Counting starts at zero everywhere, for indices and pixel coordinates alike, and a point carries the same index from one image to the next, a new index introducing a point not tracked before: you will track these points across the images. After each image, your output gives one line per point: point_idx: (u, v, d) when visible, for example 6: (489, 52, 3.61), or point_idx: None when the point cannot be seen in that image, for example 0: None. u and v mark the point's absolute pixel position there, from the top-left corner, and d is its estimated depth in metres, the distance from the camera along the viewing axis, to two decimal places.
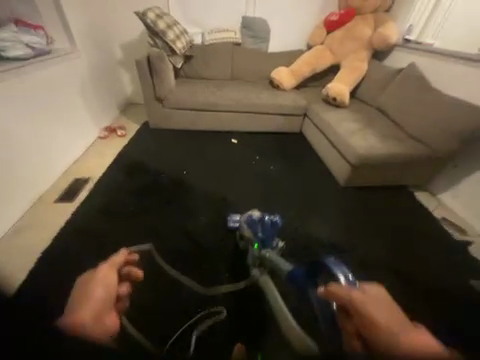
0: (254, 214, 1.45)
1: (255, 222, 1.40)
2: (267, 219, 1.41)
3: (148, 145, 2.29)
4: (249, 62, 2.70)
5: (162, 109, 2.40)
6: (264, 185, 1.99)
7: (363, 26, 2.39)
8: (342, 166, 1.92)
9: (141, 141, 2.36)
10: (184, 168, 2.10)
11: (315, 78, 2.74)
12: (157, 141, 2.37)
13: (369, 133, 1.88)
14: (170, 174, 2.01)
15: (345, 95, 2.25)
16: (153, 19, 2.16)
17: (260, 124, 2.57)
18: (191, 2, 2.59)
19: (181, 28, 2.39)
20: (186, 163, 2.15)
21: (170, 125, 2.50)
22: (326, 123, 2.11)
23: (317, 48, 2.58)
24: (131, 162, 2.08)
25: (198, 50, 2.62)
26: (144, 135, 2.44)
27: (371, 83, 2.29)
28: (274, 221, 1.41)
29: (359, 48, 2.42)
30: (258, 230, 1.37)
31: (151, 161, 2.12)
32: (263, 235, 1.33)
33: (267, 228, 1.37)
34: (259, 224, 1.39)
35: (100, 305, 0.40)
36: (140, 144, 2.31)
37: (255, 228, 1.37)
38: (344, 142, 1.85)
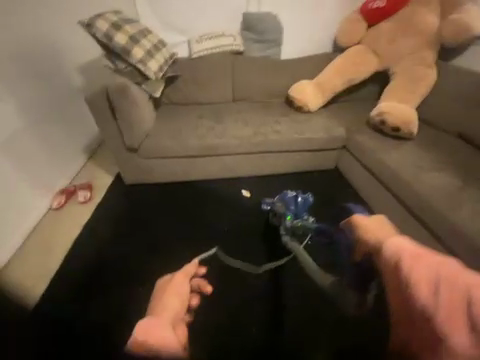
0: (289, 191, 1.25)
1: (287, 197, 1.20)
2: (301, 198, 1.20)
3: (108, 228, 1.53)
4: (255, 76, 1.91)
5: (138, 162, 1.64)
6: (289, 300, 1.18)
7: (423, 14, 1.62)
8: (438, 251, 1.14)
9: (110, 213, 1.61)
10: (165, 267, 1.34)
11: (351, 91, 1.95)
12: (127, 213, 1.61)
13: (476, 196, 1.14)
14: (132, 290, 1.26)
15: (410, 123, 1.48)
16: (108, 31, 1.43)
17: (281, 165, 1.76)
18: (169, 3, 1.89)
19: (157, 38, 1.64)
20: (167, 259, 1.38)
21: (151, 180, 1.73)
22: (391, 171, 1.34)
23: (354, 50, 1.80)
24: (77, 269, 1.34)
25: (185, 67, 1.86)
26: (117, 199, 1.69)
27: (450, 100, 1.52)
28: (307, 198, 1.21)
29: (421, 46, 1.64)
30: (292, 206, 1.19)
31: (109, 261, 1.37)
32: (296, 211, 1.17)
33: (300, 205, 1.19)
34: (293, 201, 1.20)
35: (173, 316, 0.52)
36: (109, 221, 1.56)
37: (288, 204, 1.19)
38: (434, 214, 1.12)
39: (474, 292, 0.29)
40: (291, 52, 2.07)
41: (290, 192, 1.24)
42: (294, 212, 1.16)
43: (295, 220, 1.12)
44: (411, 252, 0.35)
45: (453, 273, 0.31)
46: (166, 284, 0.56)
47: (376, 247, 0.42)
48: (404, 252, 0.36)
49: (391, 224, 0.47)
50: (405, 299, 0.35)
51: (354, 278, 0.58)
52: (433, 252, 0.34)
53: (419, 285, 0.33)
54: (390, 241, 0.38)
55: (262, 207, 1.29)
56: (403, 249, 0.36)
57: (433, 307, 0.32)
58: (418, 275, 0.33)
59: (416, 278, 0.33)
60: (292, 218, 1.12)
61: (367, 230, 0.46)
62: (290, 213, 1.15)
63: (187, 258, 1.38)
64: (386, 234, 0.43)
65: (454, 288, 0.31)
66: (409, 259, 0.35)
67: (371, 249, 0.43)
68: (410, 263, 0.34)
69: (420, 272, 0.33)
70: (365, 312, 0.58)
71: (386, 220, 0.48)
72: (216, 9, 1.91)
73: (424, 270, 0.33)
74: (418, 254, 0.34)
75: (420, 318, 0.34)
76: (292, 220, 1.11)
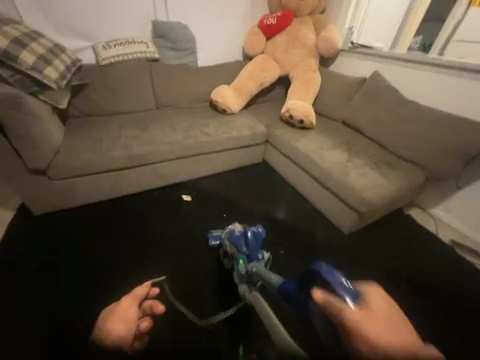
0: (235, 228, 1.15)
1: (237, 237, 1.10)
2: (250, 233, 1.10)
3: (20, 270, 1.22)
4: (176, 82, 1.94)
5: (49, 185, 1.39)
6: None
7: (305, 30, 2.04)
8: (345, 210, 1.47)
9: (17, 252, 1.29)
10: (107, 292, 1.17)
11: (264, 93, 2.26)
12: (46, 246, 1.33)
13: (359, 163, 1.53)
14: (68, 329, 1.04)
15: (311, 115, 1.84)
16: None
17: (216, 165, 1.86)
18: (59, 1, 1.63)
19: (50, 42, 1.43)
20: (109, 282, 1.22)
21: (71, 203, 1.50)
22: (304, 155, 1.64)
23: (259, 59, 2.09)
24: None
25: (93, 74, 1.69)
26: (26, 234, 1.38)
27: (332, 96, 1.99)
28: (258, 232, 1.12)
29: (307, 56, 2.07)
30: (242, 245, 1.09)
31: (27, 308, 1.09)
32: (248, 251, 1.07)
33: (252, 242, 1.10)
34: (242, 238, 1.11)
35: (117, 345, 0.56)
36: (17, 261, 1.25)
37: (239, 245, 1.09)
38: (336, 182, 1.44)
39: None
40: (206, 60, 2.24)
41: (237, 230, 1.15)
42: (247, 254, 1.05)
43: (248, 263, 1.00)
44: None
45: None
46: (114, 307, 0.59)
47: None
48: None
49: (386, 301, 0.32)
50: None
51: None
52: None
53: None
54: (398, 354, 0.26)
55: (211, 243, 1.31)
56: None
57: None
58: None
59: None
60: (245, 262, 1.01)
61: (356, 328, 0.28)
62: (243, 255, 1.05)
63: (134, 275, 1.26)
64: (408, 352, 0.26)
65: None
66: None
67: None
68: None
69: None
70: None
71: (388, 300, 0.31)
72: (120, 14, 1.80)
73: None
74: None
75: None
76: (245, 264, 1.00)
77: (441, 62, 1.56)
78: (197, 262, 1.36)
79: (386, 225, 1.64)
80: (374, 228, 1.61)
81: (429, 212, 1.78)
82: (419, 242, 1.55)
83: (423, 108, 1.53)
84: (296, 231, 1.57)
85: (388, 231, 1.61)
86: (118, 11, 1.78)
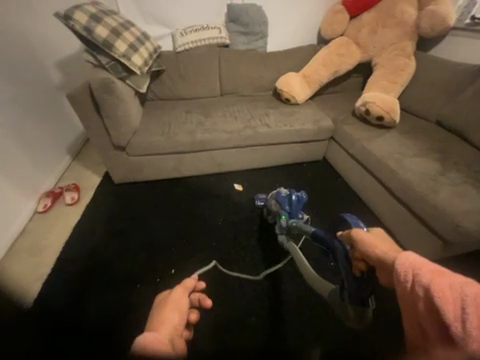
0: (282, 190, 1.33)
1: (282, 197, 1.29)
2: (294, 197, 1.28)
3: (100, 229, 1.49)
4: (243, 70, 1.90)
5: (127, 160, 1.61)
6: (285, 284, 1.26)
7: (405, 4, 1.64)
8: (422, 233, 1.20)
9: (100, 213, 1.58)
10: (161, 265, 1.33)
11: (337, 82, 1.99)
12: (118, 213, 1.57)
13: (455, 179, 1.20)
14: (130, 289, 1.24)
15: (394, 111, 1.52)
16: (87, 24, 1.34)
17: (271, 158, 1.80)
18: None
19: (139, 32, 1.57)
20: (164, 256, 1.37)
21: (141, 177, 1.71)
22: (377, 159, 1.39)
23: (337, 42, 1.83)
24: (68, 272, 1.29)
25: (169, 62, 1.81)
26: (108, 198, 1.66)
27: (429, 89, 1.59)
28: (301, 197, 1.29)
29: (401, 38, 1.69)
30: (286, 205, 1.29)
31: (102, 262, 1.34)
32: (290, 210, 1.27)
33: (295, 203, 1.29)
34: (287, 200, 1.30)
35: (172, 331, 0.47)
36: (100, 220, 1.53)
37: (283, 204, 1.29)
38: (416, 197, 1.18)
39: (471, 305, 0.26)
40: (276, 45, 2.09)
41: (283, 191, 1.33)
42: (289, 211, 1.27)
43: (289, 219, 1.23)
44: (426, 266, 0.32)
45: (462, 283, 0.28)
46: (166, 296, 0.53)
47: (383, 264, 0.41)
48: (411, 263, 0.34)
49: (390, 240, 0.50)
50: (409, 309, 0.33)
51: (355, 286, 0.62)
52: (436, 264, 0.32)
53: (433, 283, 0.30)
54: (401, 252, 0.36)
55: (256, 203, 1.55)
56: (409, 258, 0.35)
57: (453, 320, 0.27)
58: (434, 279, 0.30)
59: (436, 291, 0.29)
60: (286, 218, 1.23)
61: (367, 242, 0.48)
62: (285, 213, 1.27)
63: (183, 255, 1.37)
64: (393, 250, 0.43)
65: (451, 294, 0.28)
66: (421, 265, 0.33)
67: (374, 262, 0.44)
68: (429, 274, 0.31)
69: (437, 279, 0.30)
70: (359, 314, 0.62)
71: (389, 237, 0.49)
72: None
73: (426, 273, 0.31)
74: (428, 266, 0.32)
75: (424, 326, 0.31)
76: (287, 219, 1.23)
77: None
78: (241, 253, 1.38)
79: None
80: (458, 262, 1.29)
81: None
82: None
83: None
84: None
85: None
86: None
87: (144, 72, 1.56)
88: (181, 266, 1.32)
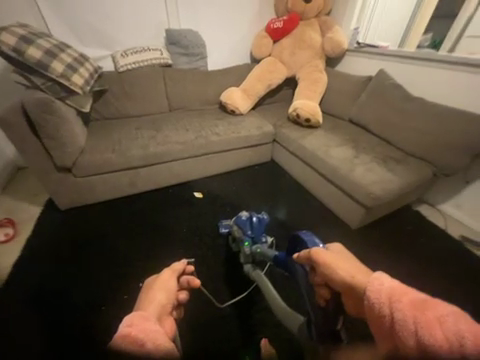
0: (242, 214, 1.32)
1: (243, 222, 1.28)
2: (255, 219, 1.29)
3: (49, 258, 1.34)
4: (187, 86, 2.05)
5: (75, 182, 1.52)
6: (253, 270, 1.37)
7: (311, 32, 2.09)
8: (353, 206, 1.50)
9: (47, 241, 1.42)
10: (127, 278, 1.28)
11: (271, 94, 2.33)
12: (71, 238, 1.45)
13: (365, 159, 1.56)
14: (94, 311, 1.14)
15: (317, 114, 1.88)
16: (16, 45, 1.28)
17: (225, 163, 1.95)
18: (83, 15, 1.76)
19: (75, 53, 1.56)
20: (130, 268, 1.33)
21: (93, 198, 1.63)
22: (310, 153, 1.69)
23: (266, 61, 2.17)
24: (12, 310, 1.12)
25: (111, 81, 1.82)
26: (55, 225, 1.51)
27: (339, 95, 2.04)
28: (262, 218, 1.30)
29: (313, 57, 2.13)
30: (248, 229, 1.28)
31: (57, 291, 1.20)
32: (253, 234, 1.26)
33: (257, 226, 1.29)
34: (248, 223, 1.29)
35: (159, 308, 0.45)
36: (47, 250, 1.38)
37: (245, 228, 1.28)
38: (342, 177, 1.49)
39: (469, 339, 0.24)
40: (215, 62, 2.35)
41: (244, 216, 1.30)
42: (252, 237, 1.26)
43: (252, 245, 1.23)
44: (409, 299, 0.30)
45: (449, 316, 0.26)
46: (153, 280, 0.52)
47: (354, 290, 0.40)
48: (387, 291, 0.32)
49: (349, 257, 0.51)
50: (386, 338, 0.30)
51: (322, 319, 0.58)
52: (419, 293, 0.30)
53: (413, 318, 0.27)
54: (373, 278, 0.35)
55: (221, 230, 1.47)
56: (387, 287, 0.33)
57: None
58: (417, 312, 0.27)
59: (421, 324, 0.26)
60: (250, 244, 1.23)
61: (328, 263, 0.47)
62: (248, 239, 1.26)
63: (151, 263, 1.36)
64: (361, 274, 0.41)
65: (447, 330, 0.25)
66: (402, 297, 0.30)
67: (341, 287, 0.43)
68: (407, 305, 0.29)
69: (422, 313, 0.27)
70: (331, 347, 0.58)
71: (352, 257, 0.50)
72: (136, 25, 1.94)
73: (406, 303, 0.29)
74: (407, 297, 0.30)
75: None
76: (250, 246, 1.22)
77: (453, 59, 1.54)
78: (208, 253, 1.44)
79: (392, 221, 1.67)
80: (378, 224, 1.65)
81: (438, 208, 1.78)
82: (426, 236, 1.57)
83: (429, 104, 1.54)
84: (302, 224, 1.63)
85: (392, 225, 1.64)
86: (134, 23, 1.92)
87: (86, 92, 1.54)
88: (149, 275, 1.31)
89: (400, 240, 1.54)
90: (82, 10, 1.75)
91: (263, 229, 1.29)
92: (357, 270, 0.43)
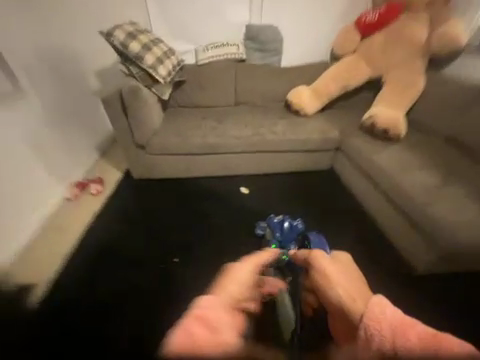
0: (276, 217, 1.47)
1: (275, 224, 1.43)
2: (287, 224, 1.43)
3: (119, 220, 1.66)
4: (255, 83, 2.06)
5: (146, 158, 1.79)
6: None
7: (414, 28, 1.73)
8: (421, 244, 1.23)
9: (120, 203, 1.77)
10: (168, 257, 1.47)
11: (346, 98, 2.06)
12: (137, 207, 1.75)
13: (457, 193, 1.21)
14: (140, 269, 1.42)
15: (399, 126, 1.58)
16: (124, 40, 1.58)
17: (278, 164, 1.87)
18: (177, 15, 2.05)
19: (165, 47, 1.79)
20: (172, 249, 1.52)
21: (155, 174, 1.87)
22: (379, 169, 1.44)
23: (347, 59, 1.93)
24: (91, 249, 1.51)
25: (190, 74, 2.03)
26: (128, 191, 1.85)
27: (439, 105, 1.62)
28: (293, 225, 1.42)
29: (411, 57, 1.75)
30: (278, 232, 1.42)
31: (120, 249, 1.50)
32: (281, 237, 1.38)
33: (287, 232, 1.41)
34: (279, 226, 1.42)
35: None
36: (119, 210, 1.72)
37: (275, 230, 1.42)
38: (415, 209, 1.20)
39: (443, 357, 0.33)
40: (289, 59, 2.23)
41: (277, 219, 1.41)
42: (280, 240, 1.37)
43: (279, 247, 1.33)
44: (395, 326, 0.38)
45: (427, 332, 0.36)
46: None
47: (346, 314, 0.44)
48: (378, 314, 0.40)
49: (354, 272, 0.51)
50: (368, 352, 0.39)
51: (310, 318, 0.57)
52: (407, 315, 0.39)
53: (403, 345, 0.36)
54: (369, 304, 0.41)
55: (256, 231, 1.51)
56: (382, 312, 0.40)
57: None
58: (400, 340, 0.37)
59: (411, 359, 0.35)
60: (276, 245, 1.33)
61: (325, 274, 0.46)
62: (276, 241, 1.37)
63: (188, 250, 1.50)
64: (362, 297, 0.44)
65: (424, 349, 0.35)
66: (391, 318, 0.39)
67: (338, 298, 0.44)
68: (394, 336, 0.38)
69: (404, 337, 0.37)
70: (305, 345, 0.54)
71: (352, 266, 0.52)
72: (219, 23, 2.07)
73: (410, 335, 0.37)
74: (397, 319, 0.39)
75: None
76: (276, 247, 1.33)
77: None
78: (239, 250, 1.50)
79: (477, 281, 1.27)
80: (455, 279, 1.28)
81: None
82: None
83: None
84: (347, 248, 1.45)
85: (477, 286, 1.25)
86: (218, 21, 2.06)
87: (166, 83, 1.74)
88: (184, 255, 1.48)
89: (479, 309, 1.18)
90: (178, 11, 2.02)
91: (293, 237, 1.38)
92: (352, 288, 0.45)
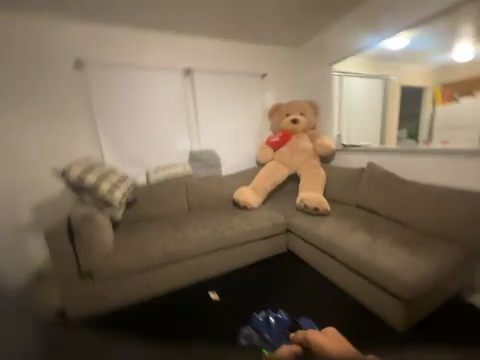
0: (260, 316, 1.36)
1: (261, 324, 1.26)
2: (273, 320, 1.28)
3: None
4: (203, 189, 2.38)
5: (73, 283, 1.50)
6: None
7: (302, 141, 2.61)
8: (381, 293, 1.35)
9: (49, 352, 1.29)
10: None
11: (279, 189, 2.65)
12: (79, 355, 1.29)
13: (385, 244, 1.52)
14: None
15: (324, 203, 2.03)
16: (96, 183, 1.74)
17: (244, 257, 1.95)
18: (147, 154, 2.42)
19: (120, 174, 2.00)
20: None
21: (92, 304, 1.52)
22: (328, 241, 1.67)
23: (271, 163, 2.58)
24: None
25: (142, 191, 2.17)
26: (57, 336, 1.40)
27: (339, 185, 2.27)
28: (280, 318, 1.31)
29: (308, 158, 2.55)
30: (266, 333, 1.23)
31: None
32: (271, 338, 1.20)
33: (276, 327, 1.26)
34: (266, 325, 1.27)
35: None
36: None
37: (262, 331, 1.24)
38: (371, 268, 1.37)
39: None
40: (225, 165, 2.79)
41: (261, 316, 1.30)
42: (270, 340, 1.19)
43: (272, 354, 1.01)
44: None
45: None
46: None
47: None
48: None
49: None
50: None
51: None
52: None
53: None
54: None
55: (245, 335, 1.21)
56: None
57: None
58: None
59: None
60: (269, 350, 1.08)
61: None
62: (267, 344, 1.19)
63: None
64: None
65: None
66: None
67: None
68: None
69: None
70: None
71: None
72: (160, 147, 2.45)
73: None
74: None
75: None
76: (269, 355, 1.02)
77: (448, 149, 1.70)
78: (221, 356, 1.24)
79: (436, 320, 1.37)
80: (421, 325, 1.35)
81: None
82: None
83: (428, 186, 1.66)
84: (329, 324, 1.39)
85: (443, 326, 1.33)
86: (158, 146, 2.44)
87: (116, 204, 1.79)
88: None
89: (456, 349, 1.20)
90: (147, 152, 2.41)
91: (283, 332, 1.23)
92: None
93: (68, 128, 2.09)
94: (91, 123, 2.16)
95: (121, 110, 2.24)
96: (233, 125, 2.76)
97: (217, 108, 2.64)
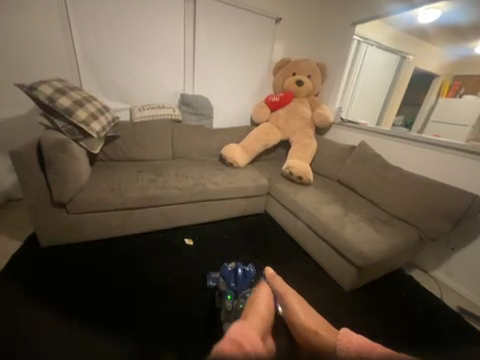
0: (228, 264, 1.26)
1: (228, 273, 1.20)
2: (241, 271, 1.19)
3: (27, 286, 1.27)
4: (190, 138, 2.26)
5: (45, 212, 1.46)
6: None
7: (301, 106, 2.48)
8: (339, 260, 1.51)
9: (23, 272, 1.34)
10: (99, 329, 1.12)
11: (268, 152, 2.61)
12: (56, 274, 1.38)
13: (354, 219, 1.63)
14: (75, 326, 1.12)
15: (309, 173, 2.05)
16: (69, 107, 1.53)
17: (222, 212, 2.01)
18: (133, 87, 2.15)
19: (99, 105, 1.78)
20: (98, 320, 1.16)
21: (67, 234, 1.54)
22: (303, 209, 1.75)
23: (265, 125, 2.47)
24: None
25: (123, 129, 2.00)
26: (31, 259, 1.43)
27: (327, 159, 2.28)
28: (248, 271, 1.21)
29: (304, 125, 2.46)
30: (231, 281, 1.18)
31: (23, 318, 1.11)
32: (236, 287, 1.15)
33: (241, 278, 1.19)
34: (232, 274, 1.20)
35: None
36: (21, 280, 1.30)
37: (228, 280, 1.19)
38: (337, 238, 1.49)
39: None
40: (217, 117, 2.62)
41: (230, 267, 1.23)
42: (235, 289, 1.14)
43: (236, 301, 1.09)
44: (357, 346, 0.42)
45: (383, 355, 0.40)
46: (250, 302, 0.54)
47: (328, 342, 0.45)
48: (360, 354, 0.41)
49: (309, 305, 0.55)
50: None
51: None
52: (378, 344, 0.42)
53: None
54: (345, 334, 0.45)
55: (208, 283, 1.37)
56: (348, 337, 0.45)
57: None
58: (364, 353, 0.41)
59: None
60: (232, 298, 1.09)
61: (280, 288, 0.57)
62: (231, 291, 1.13)
63: (128, 318, 1.19)
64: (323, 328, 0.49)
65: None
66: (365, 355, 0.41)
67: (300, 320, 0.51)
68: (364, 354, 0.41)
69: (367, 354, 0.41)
70: None
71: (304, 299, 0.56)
72: (148, 82, 2.18)
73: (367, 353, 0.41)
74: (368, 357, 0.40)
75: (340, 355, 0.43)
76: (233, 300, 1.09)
77: (438, 141, 1.72)
78: (189, 293, 1.38)
79: (378, 286, 1.60)
80: (365, 288, 1.57)
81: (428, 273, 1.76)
82: (413, 304, 1.49)
83: (409, 173, 1.72)
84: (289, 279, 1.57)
85: (382, 291, 1.56)
86: (146, 81, 2.17)
87: (94, 136, 1.64)
88: (127, 303, 1.26)
89: (387, 309, 1.44)
90: (133, 85, 2.13)
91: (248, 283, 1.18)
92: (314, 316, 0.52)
93: (38, 33, 1.72)
94: (67, 33, 1.80)
95: (104, 24, 1.86)
96: (233, 72, 2.48)
97: (219, 47, 2.31)
